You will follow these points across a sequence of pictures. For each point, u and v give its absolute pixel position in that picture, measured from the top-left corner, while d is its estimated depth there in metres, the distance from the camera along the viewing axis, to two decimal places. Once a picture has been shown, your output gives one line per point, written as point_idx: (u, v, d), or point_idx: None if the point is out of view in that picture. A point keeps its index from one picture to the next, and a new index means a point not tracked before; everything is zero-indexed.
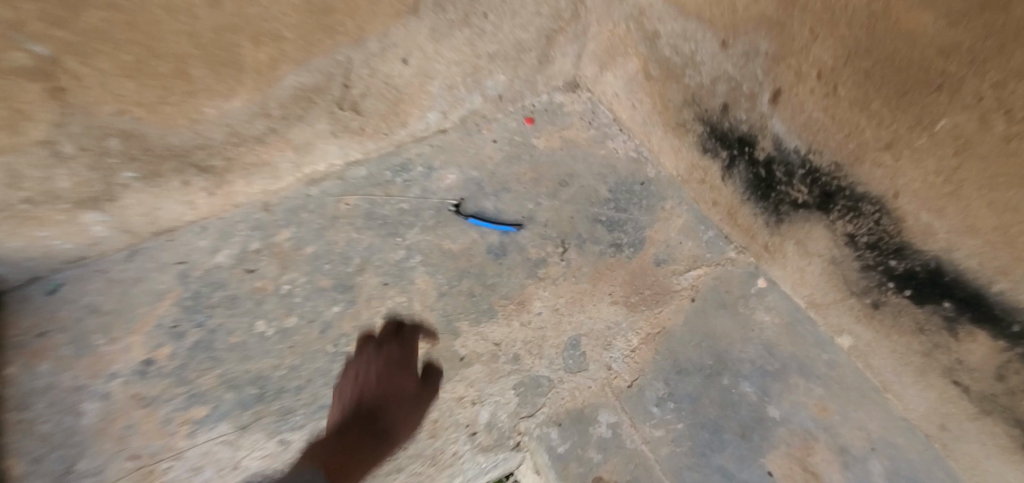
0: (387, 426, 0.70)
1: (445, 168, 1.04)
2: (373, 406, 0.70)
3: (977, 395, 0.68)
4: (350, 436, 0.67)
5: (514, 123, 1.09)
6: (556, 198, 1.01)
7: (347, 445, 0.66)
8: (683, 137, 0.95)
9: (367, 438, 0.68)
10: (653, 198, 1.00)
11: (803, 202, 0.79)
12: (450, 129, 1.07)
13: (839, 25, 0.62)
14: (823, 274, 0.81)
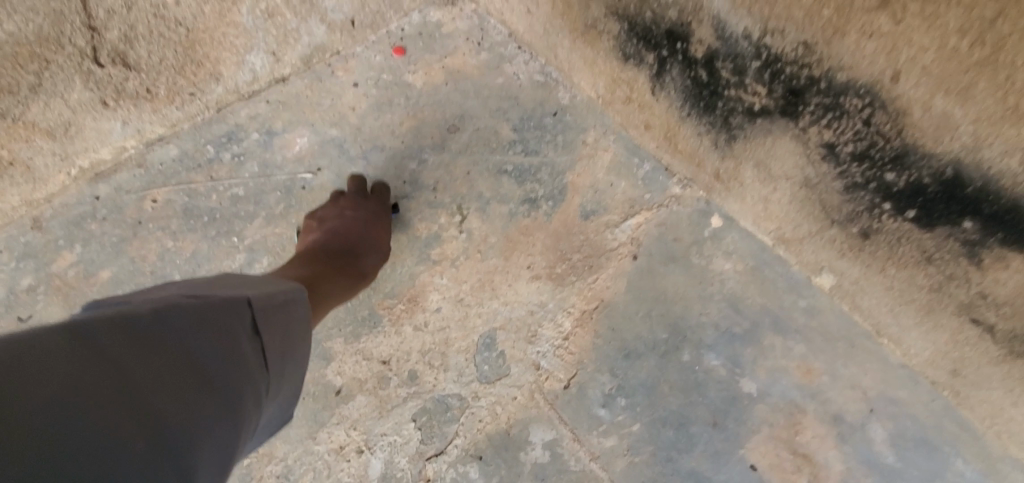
0: (301, 293, 0.49)
1: (285, 132, 0.77)
2: (303, 291, 0.49)
3: (1004, 335, 0.52)
4: (296, 307, 0.47)
5: (378, 58, 0.80)
6: (445, 150, 0.76)
7: (300, 325, 0.46)
8: (596, 44, 0.70)
9: (302, 310, 0.48)
10: (569, 132, 0.77)
11: (762, 107, 0.57)
12: (290, 79, 0.78)
13: None
14: (794, 201, 0.62)
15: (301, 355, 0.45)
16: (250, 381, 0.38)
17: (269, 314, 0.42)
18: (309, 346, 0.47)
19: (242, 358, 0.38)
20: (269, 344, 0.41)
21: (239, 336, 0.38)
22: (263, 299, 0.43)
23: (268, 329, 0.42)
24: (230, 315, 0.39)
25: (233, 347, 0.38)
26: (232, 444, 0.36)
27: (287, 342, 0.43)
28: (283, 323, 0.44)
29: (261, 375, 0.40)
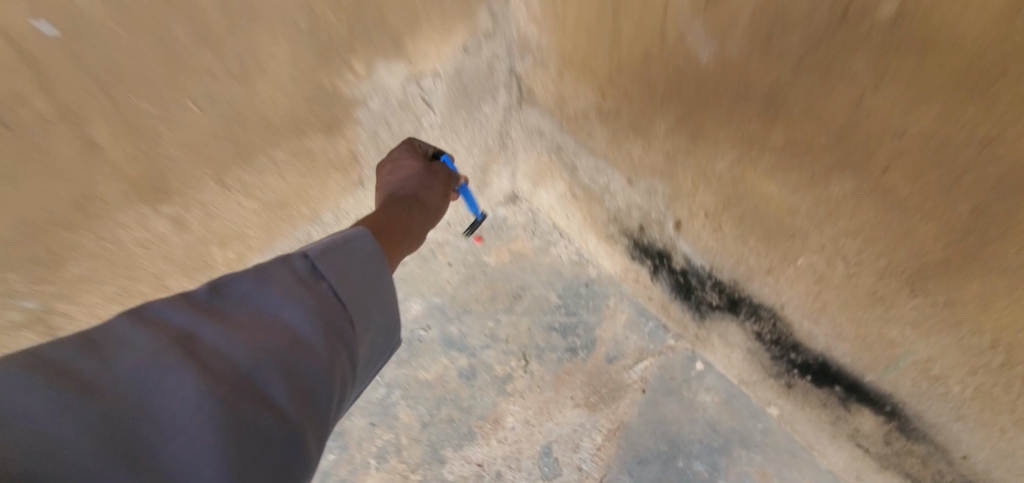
0: (368, 237, 0.67)
1: (408, 299, 1.16)
2: (372, 241, 0.67)
3: (876, 454, 0.84)
4: (371, 252, 0.66)
5: (466, 243, 1.16)
6: (512, 312, 1.13)
7: (360, 258, 0.64)
8: (613, 245, 1.08)
9: (371, 251, 0.66)
10: (597, 298, 1.13)
11: (718, 304, 0.93)
12: (407, 260, 1.16)
13: (711, 183, 0.76)
14: (745, 360, 0.96)
15: (375, 282, 0.64)
16: (330, 306, 0.58)
17: (342, 251, 0.63)
18: (383, 280, 0.66)
19: (322, 292, 0.59)
20: (331, 268, 0.60)
21: (302, 274, 0.59)
22: (335, 244, 0.63)
23: (331, 256, 0.61)
24: (306, 269, 0.60)
25: (315, 289, 0.58)
26: (336, 342, 0.56)
27: (352, 269, 0.62)
28: (365, 258, 0.65)
29: (331, 292, 0.59)
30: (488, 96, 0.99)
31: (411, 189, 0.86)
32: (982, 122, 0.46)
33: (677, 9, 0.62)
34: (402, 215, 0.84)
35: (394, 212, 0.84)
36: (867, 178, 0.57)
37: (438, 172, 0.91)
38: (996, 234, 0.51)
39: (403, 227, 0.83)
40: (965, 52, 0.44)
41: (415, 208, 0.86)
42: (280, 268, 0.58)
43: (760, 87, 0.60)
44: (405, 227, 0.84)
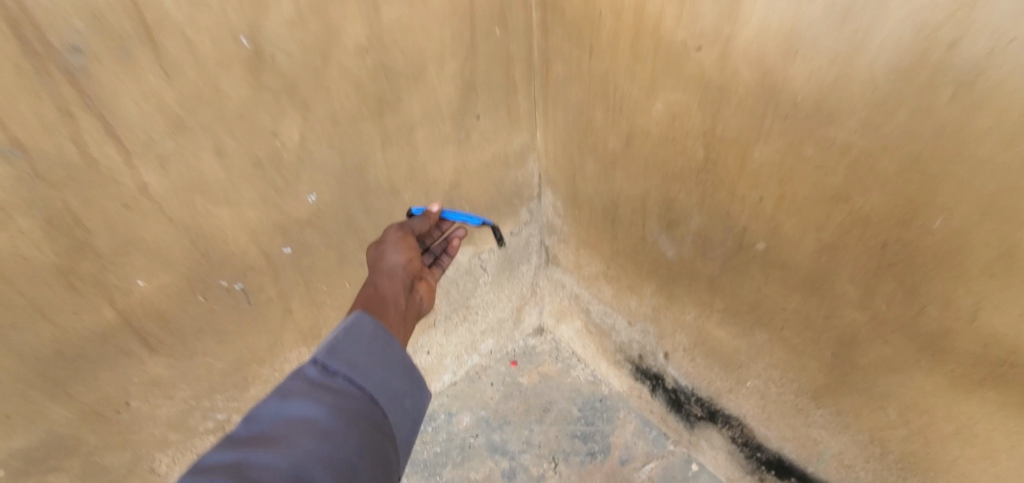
0: (366, 318, 0.75)
1: (460, 412, 1.47)
2: (372, 319, 0.75)
3: None
4: (373, 332, 0.74)
5: (503, 367, 1.54)
6: (543, 422, 1.44)
7: (366, 342, 0.73)
8: (620, 369, 1.41)
9: (372, 331, 0.74)
10: (610, 411, 1.44)
11: (701, 415, 1.24)
12: (459, 381, 1.52)
13: (683, 329, 1.13)
14: (727, 460, 1.24)
15: (385, 357, 0.73)
16: (352, 398, 0.67)
17: (347, 342, 0.71)
18: (393, 349, 0.74)
19: (338, 385, 0.68)
20: (341, 363, 0.69)
21: (315, 377, 0.67)
22: (339, 339, 0.72)
23: (339, 355, 0.70)
24: (317, 370, 0.68)
25: (332, 382, 0.67)
26: (365, 432, 0.64)
27: (363, 362, 0.71)
28: (367, 339, 0.73)
29: (346, 382, 0.68)
30: (524, 260, 1.41)
31: (386, 279, 0.92)
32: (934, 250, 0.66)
33: (649, 227, 1.05)
34: (381, 295, 0.88)
35: (382, 297, 0.87)
36: (772, 331, 0.94)
37: (411, 246, 0.99)
38: (849, 366, 0.85)
39: (381, 297, 0.87)
40: (799, 270, 0.82)
41: (398, 289, 0.91)
42: (295, 380, 0.66)
43: (703, 275, 0.99)
44: (379, 297, 0.88)
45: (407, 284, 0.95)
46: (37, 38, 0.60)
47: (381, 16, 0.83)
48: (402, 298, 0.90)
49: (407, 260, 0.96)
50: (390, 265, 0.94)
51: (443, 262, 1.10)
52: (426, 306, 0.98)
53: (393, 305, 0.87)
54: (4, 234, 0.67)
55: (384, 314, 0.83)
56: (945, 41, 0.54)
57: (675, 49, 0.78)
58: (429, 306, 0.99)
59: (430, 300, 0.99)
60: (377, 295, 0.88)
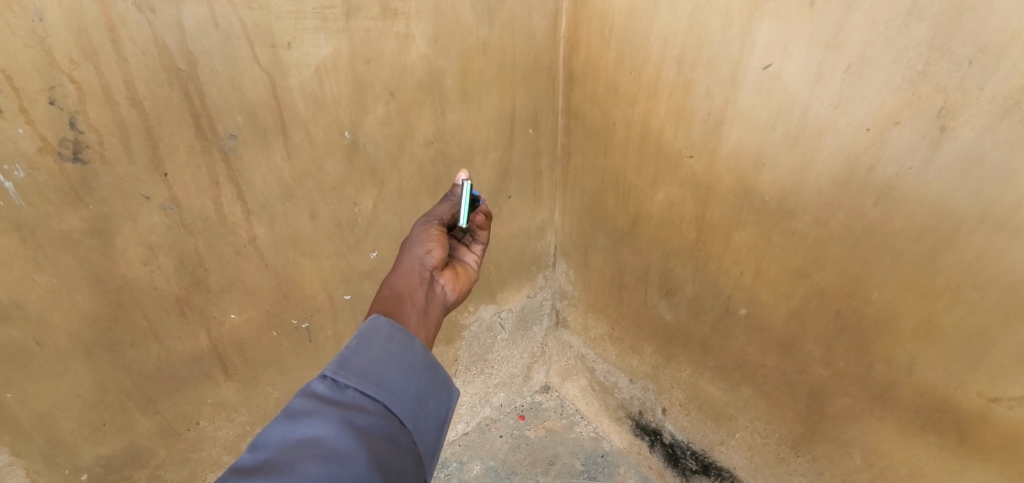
0: (382, 319, 0.72)
1: (471, 460, 1.59)
2: (388, 321, 0.73)
3: None
4: (388, 334, 0.71)
5: (512, 420, 1.68)
6: (549, 473, 1.54)
7: (380, 346, 0.70)
8: (620, 425, 1.55)
9: (388, 334, 0.71)
10: (611, 465, 1.57)
11: (696, 468, 1.37)
12: (470, 431, 1.65)
13: (679, 385, 1.29)
14: None
15: (403, 359, 0.70)
16: (367, 409, 0.63)
17: (359, 350, 0.69)
18: (410, 350, 0.71)
19: (350, 398, 0.64)
20: (352, 375, 0.66)
21: (324, 393, 0.64)
22: (351, 347, 0.69)
23: (350, 365, 0.67)
24: (326, 386, 0.65)
25: (343, 396, 0.64)
26: (381, 445, 0.60)
27: (376, 367, 0.68)
28: (382, 343, 0.70)
29: (357, 394, 0.65)
30: (536, 320, 1.59)
31: (403, 275, 0.84)
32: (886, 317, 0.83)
33: (650, 293, 1.24)
34: (396, 295, 0.81)
35: (398, 297, 0.81)
36: (756, 385, 1.10)
37: (434, 236, 0.90)
38: (819, 415, 1.01)
39: (396, 297, 0.80)
40: (775, 331, 1.01)
41: (416, 285, 0.83)
42: (303, 399, 0.62)
43: (696, 336, 1.17)
44: (395, 298, 0.80)
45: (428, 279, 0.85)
46: (209, 129, 0.82)
47: (445, 118, 1.06)
48: (420, 294, 0.83)
49: (428, 252, 0.87)
50: (409, 261, 0.87)
51: (479, 241, 0.95)
52: (452, 296, 0.89)
53: (410, 304, 0.80)
54: (148, 269, 0.86)
55: (399, 315, 0.77)
56: (865, 165, 0.76)
57: (672, 154, 1.02)
58: (456, 295, 0.89)
59: (457, 289, 0.90)
60: (393, 295, 0.81)
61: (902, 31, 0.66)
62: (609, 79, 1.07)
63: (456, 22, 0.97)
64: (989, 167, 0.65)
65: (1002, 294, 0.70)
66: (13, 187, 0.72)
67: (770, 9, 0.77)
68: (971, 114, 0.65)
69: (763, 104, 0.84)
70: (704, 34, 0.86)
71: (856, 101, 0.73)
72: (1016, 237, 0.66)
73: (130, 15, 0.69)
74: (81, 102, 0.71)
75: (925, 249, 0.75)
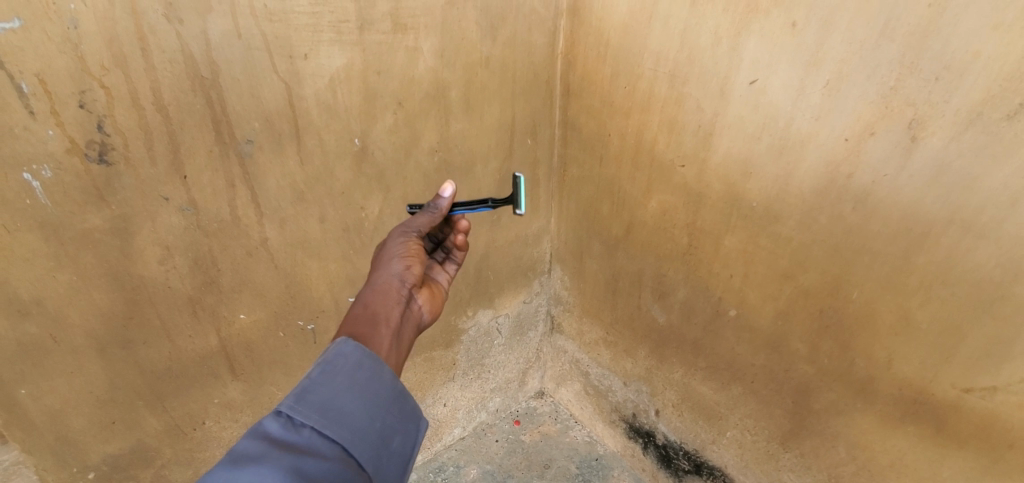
0: (352, 343, 0.67)
1: (467, 464, 1.63)
2: (357, 347, 0.68)
3: None
4: (357, 361, 0.67)
5: (508, 425, 1.73)
6: (544, 476, 1.58)
7: (346, 376, 0.65)
8: (614, 428, 1.60)
9: (356, 361, 0.67)
10: (605, 468, 1.61)
11: (688, 468, 1.42)
12: (467, 436, 1.68)
13: (672, 386, 1.33)
14: None
15: (370, 390, 0.66)
16: (323, 452, 0.58)
17: (321, 381, 0.63)
18: (379, 379, 0.67)
19: (306, 439, 0.59)
20: (311, 411, 0.61)
21: (277, 433, 0.58)
22: (313, 376, 0.63)
23: (310, 399, 0.62)
24: (280, 424, 0.59)
25: (298, 436, 0.58)
26: None
27: (339, 401, 0.63)
28: (348, 373, 0.65)
29: (314, 434, 0.60)
30: (532, 326, 1.63)
31: (379, 293, 0.79)
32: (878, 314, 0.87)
33: (643, 297, 1.29)
34: (370, 315, 0.76)
35: (373, 318, 0.75)
36: (745, 384, 1.15)
37: (414, 250, 0.84)
38: (806, 411, 1.06)
39: (371, 318, 0.75)
40: (763, 331, 1.06)
41: (393, 305, 0.79)
42: (252, 440, 0.56)
43: (688, 338, 1.22)
44: (371, 318, 0.75)
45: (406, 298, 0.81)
46: (228, 134, 0.85)
47: (449, 128, 1.11)
48: (397, 315, 0.78)
49: (407, 267, 0.82)
50: (386, 276, 0.81)
51: (453, 260, 0.97)
52: (427, 316, 0.86)
53: (385, 328, 0.75)
54: (164, 268, 0.89)
55: (373, 341, 0.72)
56: (844, 173, 0.82)
57: (665, 164, 1.08)
58: (431, 315, 0.87)
59: (432, 308, 0.87)
60: (367, 315, 0.75)
61: (875, 50, 0.72)
62: (605, 93, 1.13)
63: (461, 37, 1.02)
64: (956, 173, 0.72)
65: (970, 290, 0.76)
66: (40, 187, 0.74)
67: (756, 29, 0.83)
68: (939, 125, 0.71)
69: (750, 116, 0.90)
70: (695, 51, 0.93)
71: (834, 113, 0.80)
72: (980, 237, 0.73)
73: (160, 25, 0.72)
74: (110, 106, 0.73)
75: (900, 250, 0.81)
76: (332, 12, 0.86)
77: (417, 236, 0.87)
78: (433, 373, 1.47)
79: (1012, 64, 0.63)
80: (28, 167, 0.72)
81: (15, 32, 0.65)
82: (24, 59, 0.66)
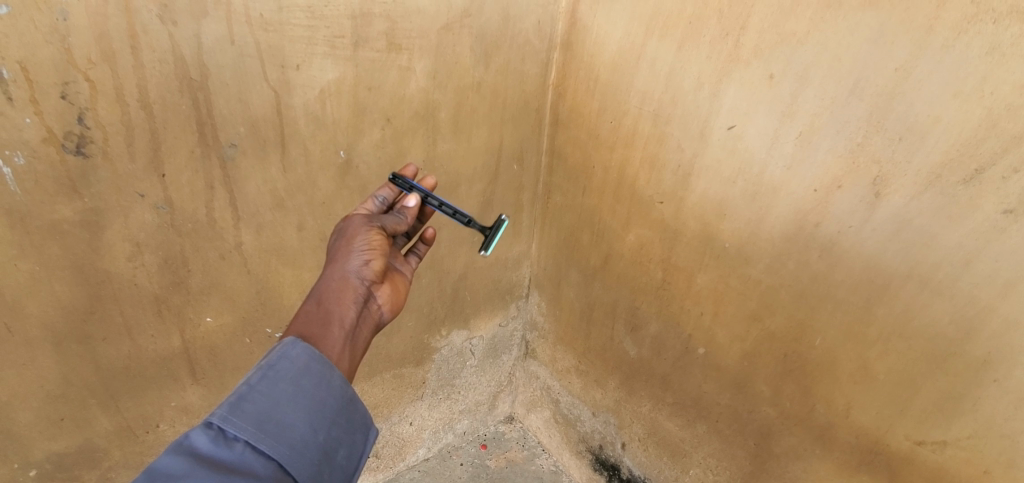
0: (299, 347, 0.65)
1: None
2: (305, 351, 0.66)
3: None
4: (303, 366, 0.65)
5: (474, 449, 1.70)
6: None
7: (290, 383, 0.63)
8: (581, 459, 1.59)
9: (302, 365, 0.64)
10: None
11: None
12: (431, 457, 1.66)
13: (639, 420, 1.34)
14: None
15: (314, 399, 0.64)
16: (256, 469, 0.56)
17: (261, 389, 0.62)
18: (325, 386, 0.65)
19: (237, 455, 0.57)
20: (246, 423, 0.59)
21: (206, 448, 0.56)
22: (253, 384, 0.62)
23: (247, 409, 0.60)
24: (210, 437, 0.57)
25: (229, 452, 0.56)
26: None
27: (278, 412, 0.61)
28: (292, 378, 0.63)
29: (248, 449, 0.58)
30: (505, 350, 1.62)
31: (334, 291, 0.76)
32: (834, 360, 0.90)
33: (616, 329, 1.30)
34: (323, 315, 0.74)
35: (325, 317, 0.74)
36: (710, 422, 1.16)
37: (376, 244, 0.81)
38: (767, 454, 1.07)
39: (323, 319, 0.73)
40: (730, 371, 1.07)
41: (348, 304, 0.77)
42: (177, 457, 0.54)
43: (658, 372, 1.23)
44: (324, 319, 0.73)
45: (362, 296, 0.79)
46: (211, 136, 0.85)
47: (436, 147, 1.12)
48: (351, 315, 0.76)
49: (366, 263, 0.79)
50: (344, 271, 0.78)
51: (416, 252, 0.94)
52: (387, 313, 0.84)
53: (337, 329, 0.74)
54: (132, 265, 0.88)
55: (323, 344, 0.70)
56: (812, 222, 0.85)
57: (644, 199, 1.10)
58: (392, 310, 0.85)
59: (393, 304, 0.85)
60: (319, 314, 0.74)
61: (845, 107, 0.76)
62: (592, 126, 1.16)
63: (455, 61, 1.04)
64: (915, 230, 0.74)
65: (924, 344, 0.79)
66: (11, 173, 0.73)
67: (735, 78, 0.87)
68: (900, 183, 0.74)
69: (726, 160, 0.93)
70: (678, 94, 0.96)
71: (804, 163, 0.83)
72: (935, 294, 0.75)
73: (153, 25, 0.73)
74: (93, 99, 0.74)
75: (861, 300, 0.83)
76: (327, 27, 0.87)
77: (379, 229, 0.83)
78: (402, 390, 1.45)
79: (968, 131, 0.67)
80: None
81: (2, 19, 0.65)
82: (8, 46, 0.66)
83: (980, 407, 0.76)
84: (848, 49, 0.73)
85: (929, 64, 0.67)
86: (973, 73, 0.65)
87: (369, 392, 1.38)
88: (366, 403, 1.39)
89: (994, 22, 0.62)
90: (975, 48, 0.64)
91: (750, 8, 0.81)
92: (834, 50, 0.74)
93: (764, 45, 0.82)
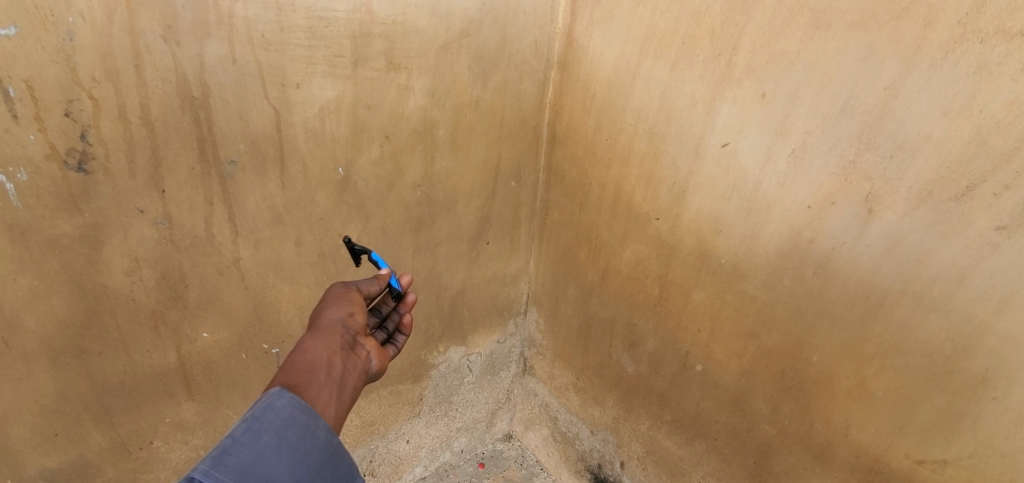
0: (284, 397, 0.64)
1: None
2: (291, 400, 0.65)
3: None
4: (288, 417, 0.63)
5: (471, 468, 1.69)
6: None
7: (275, 434, 0.62)
8: (580, 478, 1.57)
9: (287, 416, 0.63)
10: None
11: None
12: (428, 476, 1.64)
13: (638, 438, 1.32)
14: None
15: (297, 451, 0.63)
16: None
17: (245, 441, 0.60)
18: (310, 437, 0.64)
19: None
20: (228, 476, 0.57)
21: None
22: (237, 436, 0.61)
23: (229, 463, 0.58)
24: None
25: None
26: None
27: (261, 464, 0.60)
28: (276, 430, 0.62)
29: None
30: (504, 366, 1.62)
31: (320, 336, 0.74)
32: (833, 376, 0.89)
33: (614, 346, 1.30)
34: (309, 361, 0.71)
35: (311, 364, 0.71)
36: (708, 440, 1.15)
37: (356, 302, 0.84)
38: (767, 474, 1.06)
39: (309, 365, 0.71)
40: (729, 387, 1.06)
41: (335, 348, 0.74)
42: None
43: (655, 389, 1.22)
44: (309, 364, 0.71)
45: (349, 343, 0.77)
46: (212, 153, 0.86)
47: (434, 165, 1.14)
48: (338, 360, 0.73)
49: (350, 315, 0.81)
50: (327, 321, 0.78)
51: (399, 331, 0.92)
52: (376, 364, 0.81)
53: (324, 376, 0.71)
54: (129, 279, 0.88)
55: (308, 390, 0.68)
56: (807, 238, 0.85)
57: (641, 216, 1.11)
58: (381, 363, 0.82)
59: (381, 357, 0.83)
60: (305, 362, 0.71)
61: (836, 125, 0.77)
62: (588, 143, 1.17)
63: (453, 79, 1.06)
64: (909, 246, 0.75)
65: (922, 361, 0.78)
66: (14, 189, 0.74)
67: (729, 96, 0.88)
68: (892, 200, 0.75)
69: (720, 177, 0.94)
70: (673, 113, 0.97)
71: (799, 181, 0.83)
72: (931, 310, 0.75)
73: (157, 45, 0.75)
74: (96, 117, 0.75)
75: (857, 316, 0.83)
76: (327, 47, 0.89)
77: (358, 291, 0.87)
78: (398, 407, 1.44)
79: (959, 148, 0.67)
80: (3, 169, 0.72)
81: (10, 39, 0.67)
82: (14, 65, 0.68)
83: (981, 425, 0.76)
84: (838, 68, 0.74)
85: (918, 82, 0.68)
86: (963, 91, 0.65)
87: (365, 408, 1.36)
88: (362, 420, 1.37)
89: (981, 41, 0.63)
90: (963, 67, 0.65)
91: (742, 28, 0.83)
92: (825, 70, 0.76)
93: (755, 64, 0.83)
